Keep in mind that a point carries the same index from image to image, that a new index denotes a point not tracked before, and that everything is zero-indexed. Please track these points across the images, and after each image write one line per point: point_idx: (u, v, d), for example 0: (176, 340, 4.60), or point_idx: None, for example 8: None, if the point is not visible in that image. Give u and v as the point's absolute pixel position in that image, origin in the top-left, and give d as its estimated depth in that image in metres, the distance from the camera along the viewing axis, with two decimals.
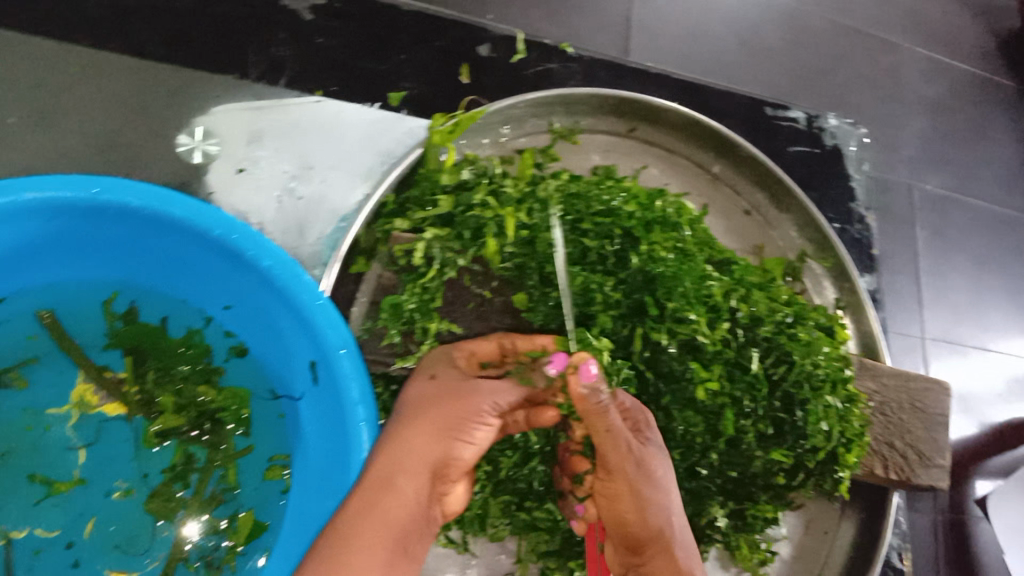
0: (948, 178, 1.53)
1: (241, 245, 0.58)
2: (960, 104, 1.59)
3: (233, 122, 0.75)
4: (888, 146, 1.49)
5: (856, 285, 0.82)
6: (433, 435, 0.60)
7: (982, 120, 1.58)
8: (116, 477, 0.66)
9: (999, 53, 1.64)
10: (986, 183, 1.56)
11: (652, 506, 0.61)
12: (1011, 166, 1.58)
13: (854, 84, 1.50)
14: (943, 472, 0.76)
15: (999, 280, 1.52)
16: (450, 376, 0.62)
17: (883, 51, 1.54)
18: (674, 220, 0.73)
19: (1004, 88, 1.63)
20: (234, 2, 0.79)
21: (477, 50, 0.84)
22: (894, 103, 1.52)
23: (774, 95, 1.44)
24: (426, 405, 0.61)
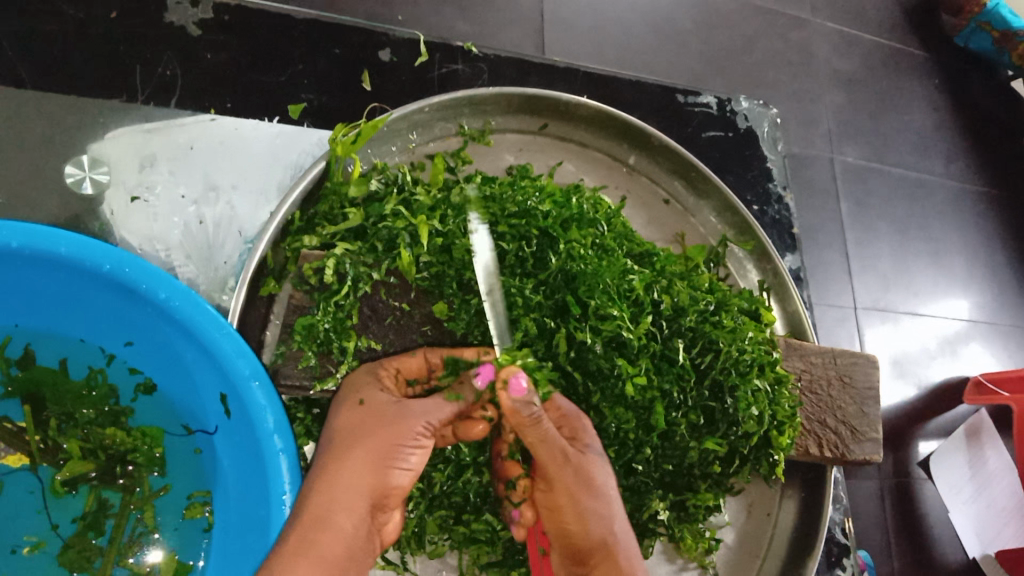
0: (859, 150, 1.58)
1: (135, 279, 0.55)
2: (866, 77, 1.64)
3: (125, 148, 0.72)
4: (799, 124, 1.54)
5: (779, 265, 0.83)
6: (370, 463, 0.57)
7: (885, 94, 1.64)
8: (23, 532, 0.62)
9: (901, 26, 1.69)
10: (895, 153, 1.62)
11: (594, 515, 0.60)
12: (918, 135, 1.64)
13: (761, 66, 1.54)
14: (876, 445, 0.77)
15: (920, 244, 1.58)
16: (381, 399, 0.60)
17: (786, 33, 1.58)
18: (590, 216, 0.74)
19: (908, 58, 1.68)
20: (116, 22, 0.75)
21: (377, 55, 0.82)
22: (800, 83, 1.56)
23: (687, 80, 1.46)
24: (360, 434, 0.58)
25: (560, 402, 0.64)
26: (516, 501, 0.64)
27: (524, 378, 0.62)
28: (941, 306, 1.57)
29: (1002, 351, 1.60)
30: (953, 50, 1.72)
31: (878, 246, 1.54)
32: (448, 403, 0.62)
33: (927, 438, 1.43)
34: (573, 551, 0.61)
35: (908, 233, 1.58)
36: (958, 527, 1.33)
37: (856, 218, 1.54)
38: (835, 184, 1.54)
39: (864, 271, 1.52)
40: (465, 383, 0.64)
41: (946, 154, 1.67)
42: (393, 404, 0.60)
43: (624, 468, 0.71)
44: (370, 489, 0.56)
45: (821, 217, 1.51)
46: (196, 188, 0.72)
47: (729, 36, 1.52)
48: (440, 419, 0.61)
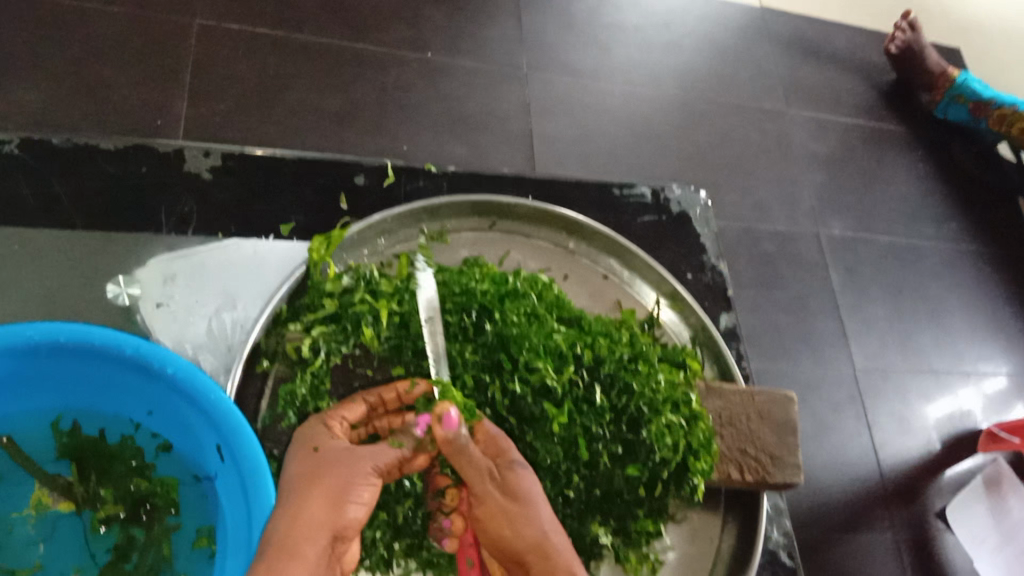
0: (809, 226, 1.82)
1: (152, 358, 0.72)
2: (808, 171, 1.89)
3: (154, 268, 0.89)
4: (753, 212, 1.78)
5: (704, 321, 0.99)
6: (330, 495, 0.72)
7: (826, 186, 1.89)
8: (69, 562, 0.75)
9: (832, 130, 1.97)
10: (856, 235, 1.86)
11: (523, 522, 0.75)
12: (871, 216, 1.89)
13: (714, 166, 1.79)
14: (795, 468, 0.89)
15: (914, 309, 1.81)
16: (331, 449, 0.75)
17: (732, 139, 1.85)
18: (522, 291, 0.90)
19: (839, 156, 1.95)
20: (142, 174, 0.95)
21: (352, 180, 1.01)
22: (746, 175, 1.82)
23: (653, 177, 1.71)
24: (316, 476, 0.73)
25: (487, 427, 0.79)
26: (446, 510, 0.80)
27: (455, 412, 0.77)
28: (940, 363, 1.77)
29: (1007, 403, 1.76)
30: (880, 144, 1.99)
31: (873, 311, 1.78)
32: (392, 449, 0.78)
33: (944, 494, 1.61)
34: (512, 554, 0.76)
35: (899, 301, 1.81)
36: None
37: (849, 286, 1.78)
38: (788, 262, 1.76)
39: (858, 334, 1.73)
40: (405, 433, 0.80)
41: (919, 222, 1.92)
42: (343, 451, 0.75)
43: (559, 497, 0.84)
44: (329, 517, 0.71)
45: (811, 288, 1.75)
46: (206, 294, 0.89)
47: (686, 141, 1.79)
48: (386, 462, 0.76)
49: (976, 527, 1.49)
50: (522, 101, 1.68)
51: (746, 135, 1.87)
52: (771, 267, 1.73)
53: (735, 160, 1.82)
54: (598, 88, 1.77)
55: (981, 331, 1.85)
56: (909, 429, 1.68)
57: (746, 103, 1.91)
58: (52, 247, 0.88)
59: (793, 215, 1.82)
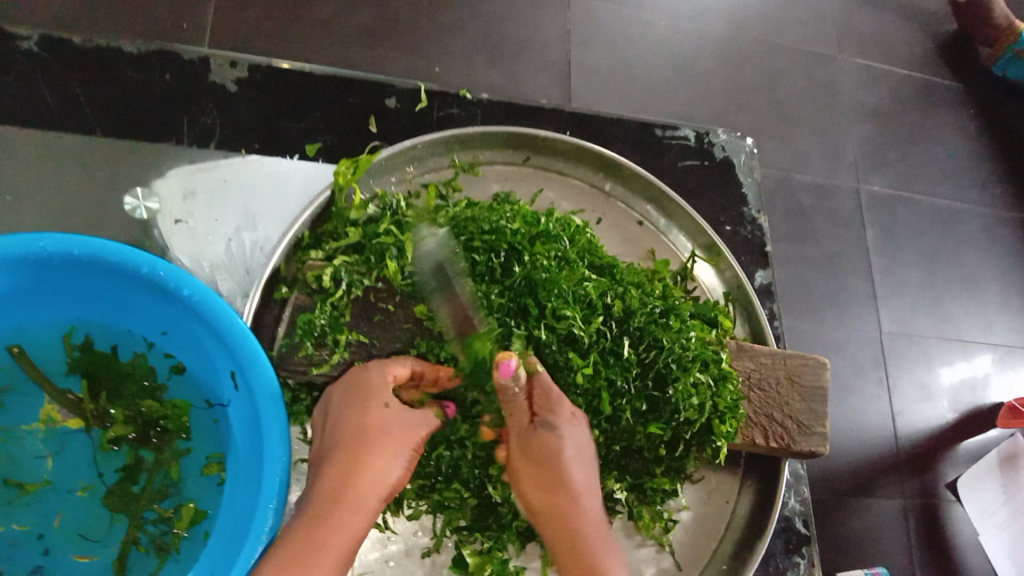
0: (850, 179, 1.75)
1: (167, 279, 0.69)
2: (855, 123, 1.81)
3: (174, 181, 0.86)
4: (792, 162, 1.72)
5: (742, 280, 0.94)
6: (387, 456, 0.70)
7: (871, 140, 1.81)
8: (77, 478, 0.74)
9: (884, 80, 1.88)
10: (898, 193, 1.79)
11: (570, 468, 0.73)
12: (915, 174, 1.82)
13: (756, 111, 1.72)
14: (821, 438, 0.85)
15: (949, 274, 1.75)
16: (393, 402, 0.72)
17: (778, 83, 1.77)
18: (554, 233, 0.86)
19: (890, 108, 1.86)
20: (165, 81, 0.90)
21: (385, 103, 0.95)
22: (789, 123, 1.74)
23: (693, 119, 1.65)
24: (376, 426, 0.71)
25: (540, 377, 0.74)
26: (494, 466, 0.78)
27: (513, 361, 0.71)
28: (969, 331, 1.72)
29: None
30: (934, 98, 1.89)
31: (907, 273, 1.72)
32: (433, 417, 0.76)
33: (955, 466, 1.58)
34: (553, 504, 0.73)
35: (933, 265, 1.75)
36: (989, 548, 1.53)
37: (884, 245, 1.73)
38: (825, 217, 1.70)
39: (887, 298, 1.69)
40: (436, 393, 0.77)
41: (963, 185, 1.85)
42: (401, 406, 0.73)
43: None
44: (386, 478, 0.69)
45: (846, 245, 1.69)
46: (227, 212, 0.86)
47: (730, 83, 1.72)
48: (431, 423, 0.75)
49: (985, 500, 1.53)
50: (563, 28, 1.60)
51: (794, 80, 1.79)
52: (806, 222, 1.68)
53: (779, 107, 1.75)
54: (644, 19, 1.68)
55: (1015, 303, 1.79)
56: (930, 396, 1.65)
57: (797, 45, 1.82)
58: (70, 154, 0.85)
59: (835, 168, 1.75)
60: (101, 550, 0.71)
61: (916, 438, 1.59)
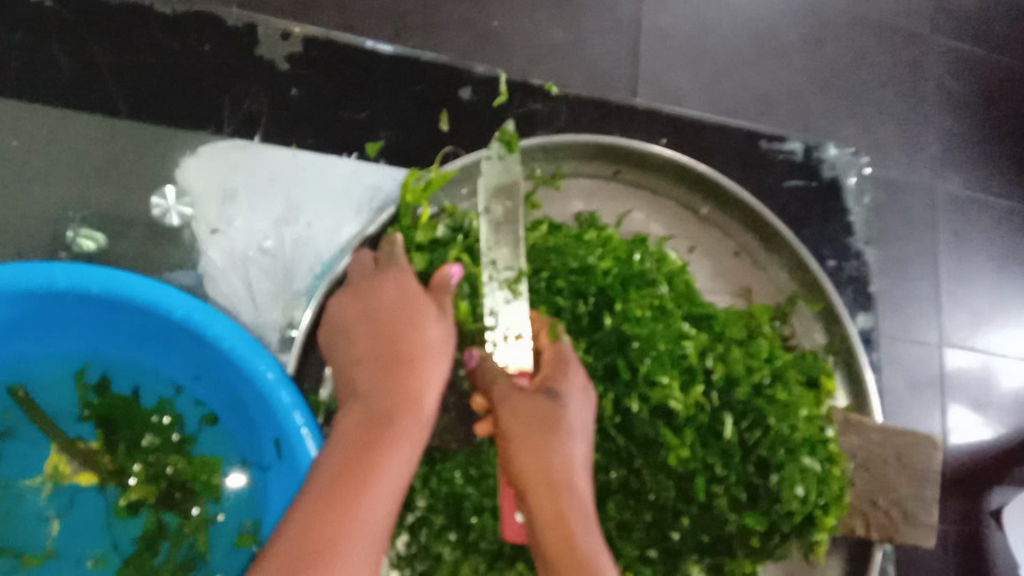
0: (928, 175, 1.61)
1: (202, 325, 0.58)
2: (946, 111, 1.64)
3: (208, 178, 0.72)
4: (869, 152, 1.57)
5: (849, 331, 0.80)
6: (400, 447, 0.58)
7: (959, 131, 1.65)
8: (88, 546, 0.63)
9: (986, 63, 1.69)
10: (980, 193, 1.64)
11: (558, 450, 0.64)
12: (1004, 173, 1.65)
13: (837, 93, 1.56)
14: (928, 530, 0.75)
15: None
16: (428, 377, 0.62)
17: (866, 62, 1.60)
18: (651, 277, 0.73)
19: (987, 95, 1.67)
20: (203, 53, 0.75)
21: (458, 94, 0.80)
22: (871, 108, 1.58)
23: (768, 97, 1.49)
24: (390, 418, 0.59)
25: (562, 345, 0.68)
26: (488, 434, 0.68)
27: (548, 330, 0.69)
28: None
29: None
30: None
31: (978, 283, 1.60)
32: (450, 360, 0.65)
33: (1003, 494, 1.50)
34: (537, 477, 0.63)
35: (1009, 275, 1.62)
36: None
37: (956, 251, 1.59)
38: (897, 215, 1.56)
39: (952, 310, 1.57)
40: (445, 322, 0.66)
41: None
42: (432, 382, 0.63)
43: (660, 534, 0.70)
44: (402, 477, 0.57)
45: (916, 249, 1.56)
46: (272, 222, 0.73)
47: (813, 59, 1.55)
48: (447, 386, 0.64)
49: None
50: None
51: (884, 58, 1.61)
52: (877, 221, 1.54)
53: (863, 89, 1.58)
54: None
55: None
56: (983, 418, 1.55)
57: (893, 19, 1.63)
58: (90, 139, 0.72)
59: (914, 162, 1.60)
60: None
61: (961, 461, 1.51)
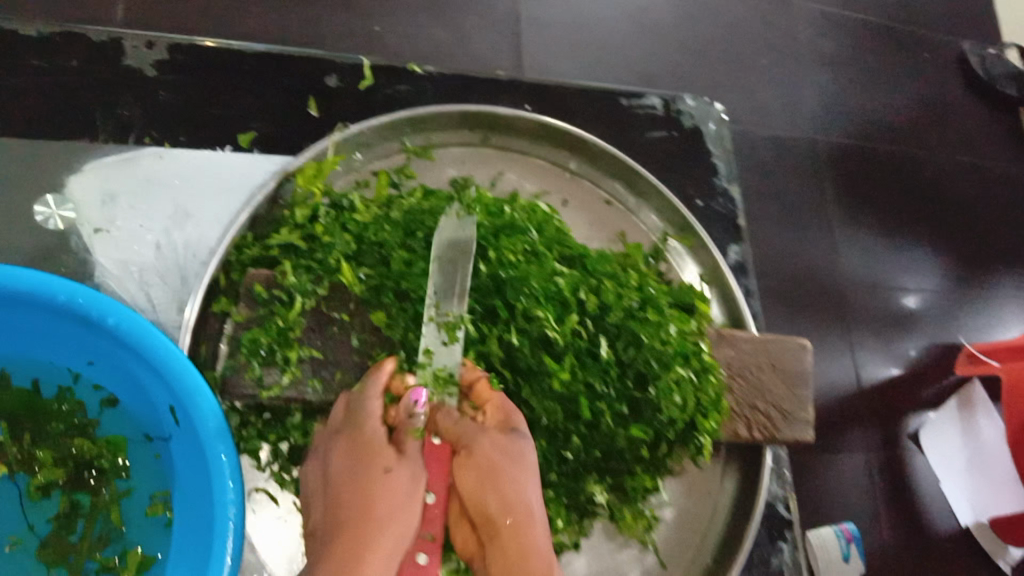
0: (809, 126, 1.68)
1: (87, 307, 0.61)
2: (817, 69, 1.75)
3: (90, 184, 0.76)
4: (751, 110, 1.64)
5: (716, 258, 0.89)
6: (383, 546, 0.66)
7: (833, 85, 1.75)
8: (1, 534, 0.65)
9: (846, 22, 1.81)
10: (862, 139, 1.73)
11: (512, 487, 0.68)
12: (879, 119, 1.76)
13: (714, 62, 1.64)
14: (805, 425, 0.82)
15: (917, 221, 1.70)
16: (398, 474, 0.70)
17: (736, 31, 1.69)
18: (521, 224, 0.79)
19: (852, 51, 1.79)
20: (73, 70, 0.80)
21: (324, 81, 0.86)
22: (746, 73, 1.67)
23: (649, 73, 1.57)
24: (368, 518, 0.67)
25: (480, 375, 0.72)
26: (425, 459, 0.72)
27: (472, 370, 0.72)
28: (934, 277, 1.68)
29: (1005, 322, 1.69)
30: (895, 39, 1.83)
31: (872, 219, 1.66)
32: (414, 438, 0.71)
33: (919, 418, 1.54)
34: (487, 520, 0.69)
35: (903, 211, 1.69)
36: (948, 494, 1.48)
37: (846, 194, 1.66)
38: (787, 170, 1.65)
39: (852, 248, 1.62)
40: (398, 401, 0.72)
41: (930, 128, 1.79)
42: (405, 477, 0.69)
43: (556, 456, 0.77)
44: None
45: (808, 198, 1.62)
46: (155, 219, 0.76)
47: (686, 34, 1.64)
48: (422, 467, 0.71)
49: (945, 447, 1.49)
50: None
51: (752, 27, 1.71)
52: (771, 173, 1.60)
53: (738, 56, 1.67)
54: None
55: (986, 250, 1.74)
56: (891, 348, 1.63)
57: None
58: None
59: (794, 115, 1.68)
60: None
61: (883, 394, 1.54)
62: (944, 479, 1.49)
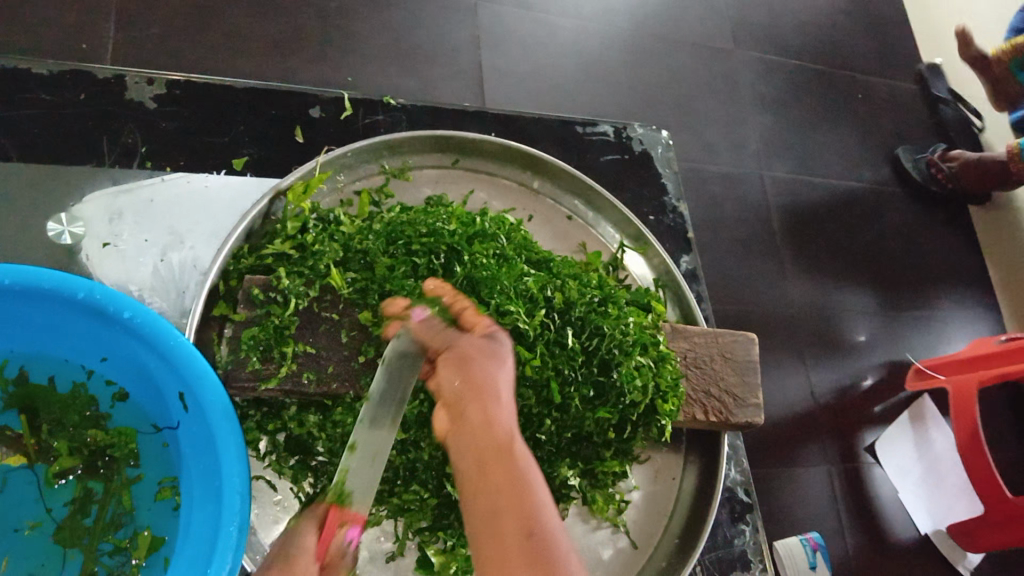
0: (755, 161, 1.79)
1: (104, 302, 0.67)
2: (762, 108, 1.87)
3: (98, 205, 0.83)
4: (702, 146, 1.74)
5: (671, 266, 0.98)
6: None
7: (776, 122, 1.87)
8: (23, 517, 0.73)
9: (787, 65, 1.94)
10: (805, 172, 1.85)
11: (484, 369, 0.70)
12: (820, 153, 1.88)
13: (666, 101, 1.76)
14: (756, 408, 0.89)
15: (859, 246, 1.81)
16: None
17: (685, 74, 1.81)
18: (491, 232, 0.88)
19: (792, 91, 1.92)
20: (80, 104, 0.88)
21: (308, 113, 0.95)
22: (696, 112, 1.78)
23: (605, 113, 1.68)
24: None
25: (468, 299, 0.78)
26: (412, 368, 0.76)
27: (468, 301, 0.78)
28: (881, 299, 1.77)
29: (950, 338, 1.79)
30: (830, 82, 1.98)
31: (820, 243, 1.77)
32: None
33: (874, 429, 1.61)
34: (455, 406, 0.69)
35: (846, 237, 1.81)
36: (908, 504, 1.55)
37: (793, 223, 1.76)
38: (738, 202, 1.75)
39: (800, 274, 1.71)
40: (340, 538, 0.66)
41: (867, 162, 1.92)
42: None
43: (531, 440, 0.82)
44: None
45: (756, 227, 1.72)
46: (157, 234, 0.84)
47: (639, 77, 1.75)
48: None
49: (900, 458, 1.56)
50: (472, 33, 1.61)
51: (700, 70, 1.83)
52: (723, 205, 1.70)
53: (687, 96, 1.79)
54: (550, 22, 1.71)
55: (927, 275, 1.85)
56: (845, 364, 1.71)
57: (700, 38, 1.87)
58: None
59: (742, 151, 1.79)
60: None
61: (842, 409, 1.61)
62: (901, 488, 1.56)
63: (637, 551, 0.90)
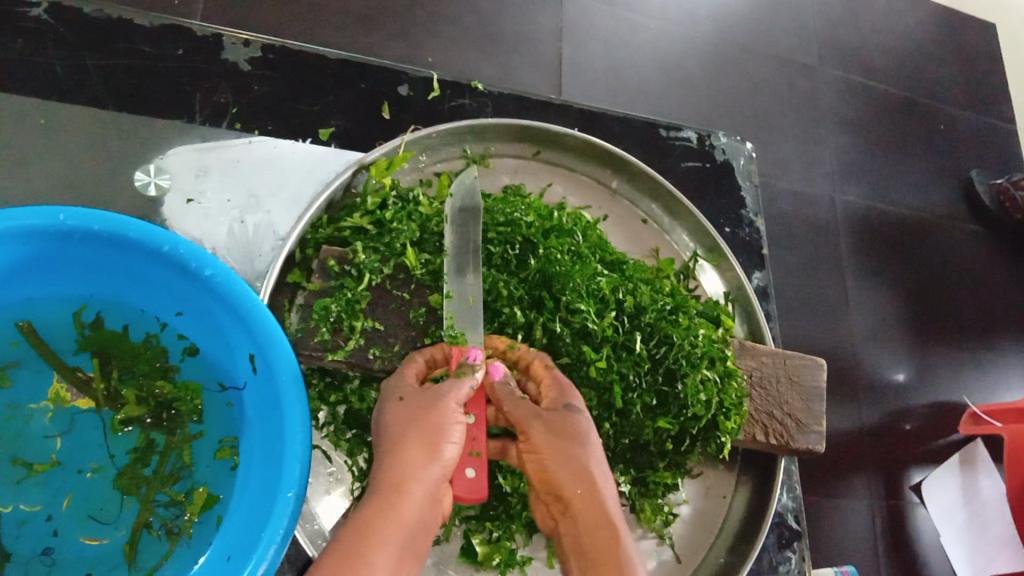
0: (829, 181, 1.74)
1: (187, 257, 0.67)
2: (844, 127, 1.81)
3: (185, 160, 0.84)
4: (776, 163, 1.71)
5: (743, 283, 0.95)
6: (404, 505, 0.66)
7: (857, 143, 1.80)
8: (87, 460, 0.74)
9: (875, 86, 1.88)
10: (883, 196, 1.77)
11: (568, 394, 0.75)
12: (901, 179, 1.80)
13: (745, 113, 1.72)
14: (818, 436, 0.87)
15: (931, 279, 1.73)
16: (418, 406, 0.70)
17: (768, 86, 1.77)
18: (568, 228, 0.87)
19: (878, 113, 1.85)
20: (177, 59, 0.89)
21: (397, 90, 0.95)
22: (775, 126, 1.74)
23: (681, 119, 1.65)
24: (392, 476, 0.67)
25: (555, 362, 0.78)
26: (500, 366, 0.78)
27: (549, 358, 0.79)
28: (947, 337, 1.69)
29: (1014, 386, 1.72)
30: (919, 106, 1.90)
31: (890, 273, 1.71)
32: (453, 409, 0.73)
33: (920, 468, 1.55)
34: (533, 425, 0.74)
35: (916, 269, 1.73)
36: (949, 550, 1.49)
37: (861, 249, 1.70)
38: None
39: (866, 303, 1.65)
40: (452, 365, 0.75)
41: (948, 191, 1.83)
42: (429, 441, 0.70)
43: None
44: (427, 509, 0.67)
45: (823, 250, 1.66)
46: (239, 195, 0.84)
47: (719, 85, 1.71)
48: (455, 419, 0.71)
49: (947, 502, 1.51)
50: (555, 24, 1.59)
51: (784, 83, 1.79)
52: (792, 224, 1.66)
53: (767, 110, 1.74)
54: (636, 19, 1.68)
55: (1000, 315, 1.77)
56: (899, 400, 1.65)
57: (787, 50, 1.82)
58: (77, 125, 0.83)
59: (817, 171, 1.73)
60: (111, 533, 0.71)
61: (896, 448, 1.55)
62: (944, 534, 1.51)
63: (679, 566, 0.88)
